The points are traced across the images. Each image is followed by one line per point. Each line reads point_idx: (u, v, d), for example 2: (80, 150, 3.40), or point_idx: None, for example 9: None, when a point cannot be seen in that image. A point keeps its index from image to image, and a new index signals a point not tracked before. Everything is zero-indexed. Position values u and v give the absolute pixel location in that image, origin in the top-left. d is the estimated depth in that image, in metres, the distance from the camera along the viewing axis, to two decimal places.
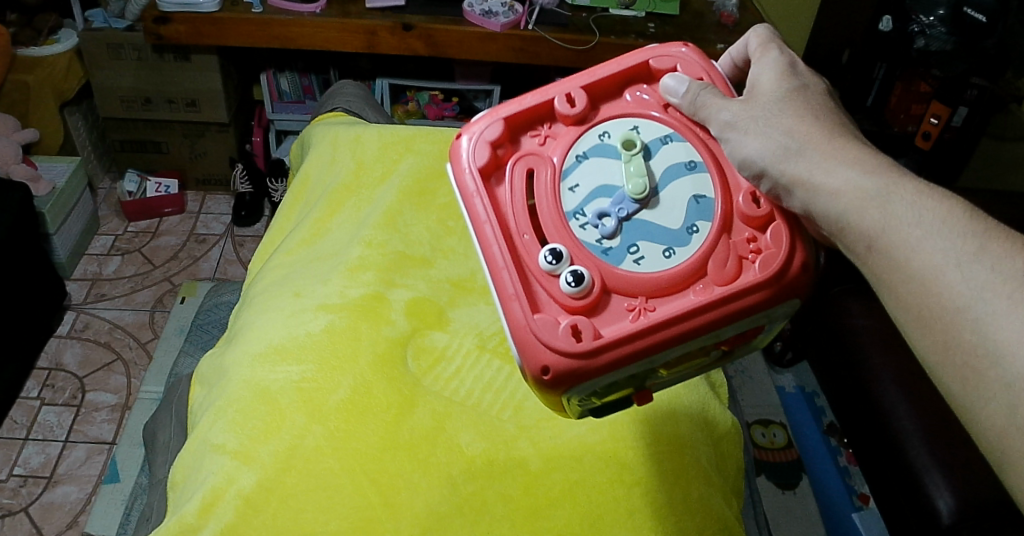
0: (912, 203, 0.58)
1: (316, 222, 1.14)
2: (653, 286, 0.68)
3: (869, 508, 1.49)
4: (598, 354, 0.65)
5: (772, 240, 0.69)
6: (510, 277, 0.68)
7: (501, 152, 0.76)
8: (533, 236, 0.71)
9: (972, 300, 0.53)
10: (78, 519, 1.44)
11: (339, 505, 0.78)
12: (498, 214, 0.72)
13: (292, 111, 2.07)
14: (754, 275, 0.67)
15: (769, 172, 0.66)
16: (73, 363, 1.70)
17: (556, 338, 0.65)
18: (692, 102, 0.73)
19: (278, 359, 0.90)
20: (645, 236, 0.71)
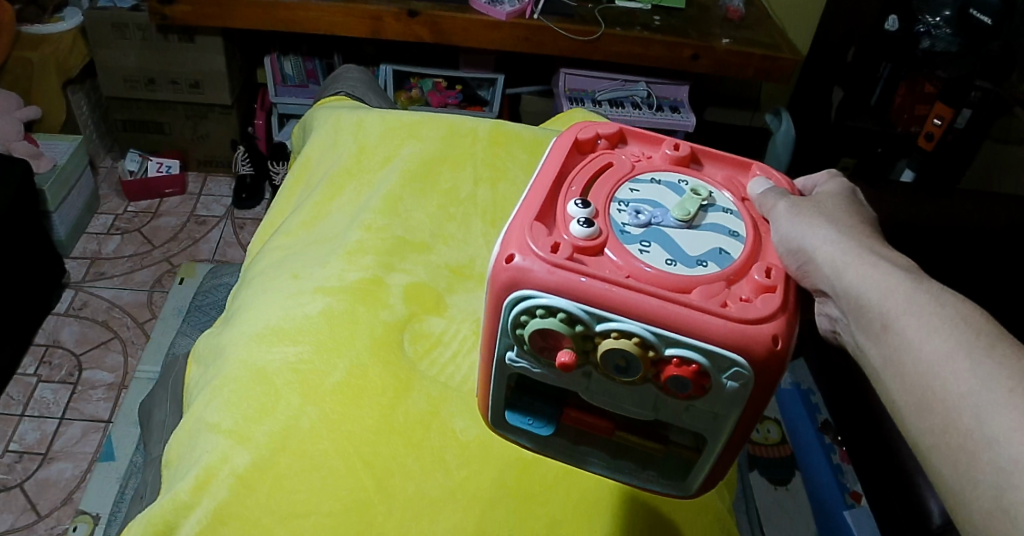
0: (935, 294, 0.59)
1: (316, 205, 1.14)
2: (642, 269, 0.64)
3: (861, 506, 1.44)
4: (561, 269, 0.62)
5: (766, 305, 0.63)
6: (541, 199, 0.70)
7: (603, 142, 0.80)
8: (577, 193, 0.72)
9: (976, 387, 0.53)
10: (73, 496, 1.45)
11: (334, 487, 0.79)
12: (565, 169, 0.75)
13: (296, 95, 2.06)
14: (730, 311, 0.61)
15: (806, 253, 0.67)
16: (71, 340, 1.70)
17: (537, 241, 0.64)
18: (763, 194, 0.75)
19: (276, 340, 0.90)
20: (663, 243, 0.68)
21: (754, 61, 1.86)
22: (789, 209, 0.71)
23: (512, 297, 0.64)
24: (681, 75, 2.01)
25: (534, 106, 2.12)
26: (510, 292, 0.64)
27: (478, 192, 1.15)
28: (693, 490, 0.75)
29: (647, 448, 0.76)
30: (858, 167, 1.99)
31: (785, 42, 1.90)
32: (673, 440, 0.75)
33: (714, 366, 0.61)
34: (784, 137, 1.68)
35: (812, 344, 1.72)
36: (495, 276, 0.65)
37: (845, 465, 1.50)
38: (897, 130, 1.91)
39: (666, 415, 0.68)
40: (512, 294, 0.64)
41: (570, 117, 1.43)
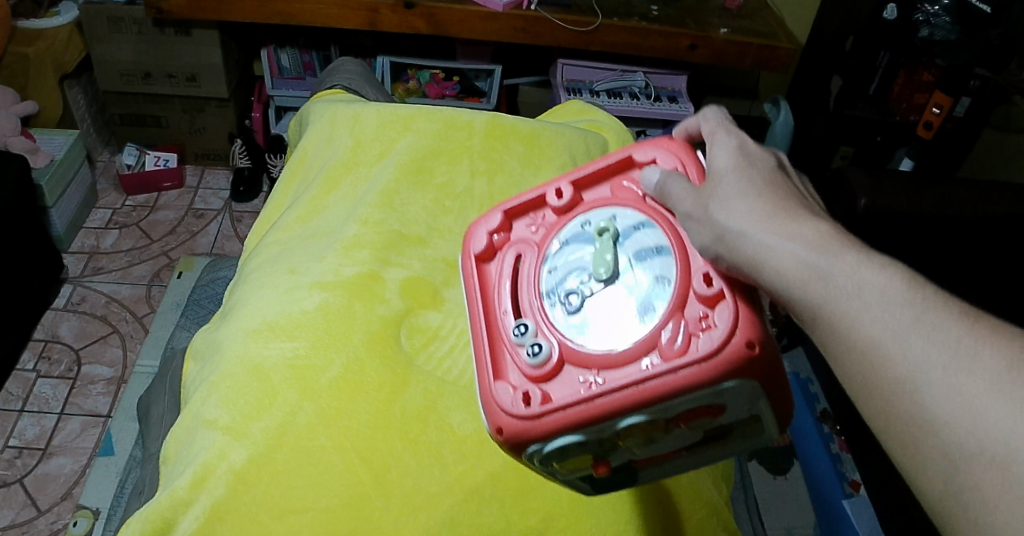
0: (852, 273, 0.53)
1: (313, 199, 1.14)
2: (601, 359, 0.63)
3: (860, 495, 1.50)
4: (545, 417, 0.63)
5: (722, 318, 0.59)
6: (490, 349, 0.69)
7: (498, 237, 0.76)
8: (511, 312, 0.71)
9: (911, 372, 0.49)
10: (73, 491, 1.45)
11: (329, 482, 0.79)
12: (492, 291, 0.74)
13: (293, 87, 2.05)
14: (696, 352, 0.58)
15: (723, 257, 0.60)
16: (70, 335, 1.71)
17: (509, 403, 0.65)
18: (662, 190, 0.67)
19: (272, 336, 0.90)
20: (604, 315, 0.65)
21: (753, 51, 1.86)
22: (690, 216, 0.63)
23: (534, 457, 0.65)
24: (679, 65, 2.00)
25: (531, 97, 2.08)
26: (529, 455, 0.65)
27: (475, 185, 1.15)
28: (778, 434, 0.67)
29: (716, 447, 0.67)
30: (857, 156, 2.04)
31: (783, 31, 1.90)
32: (736, 430, 0.65)
33: (716, 398, 0.60)
34: (782, 124, 1.88)
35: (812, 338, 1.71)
36: (511, 449, 0.66)
37: (844, 454, 1.57)
38: (895, 119, 1.92)
39: (711, 427, 0.64)
40: (530, 456, 0.65)
41: (569, 107, 1.43)
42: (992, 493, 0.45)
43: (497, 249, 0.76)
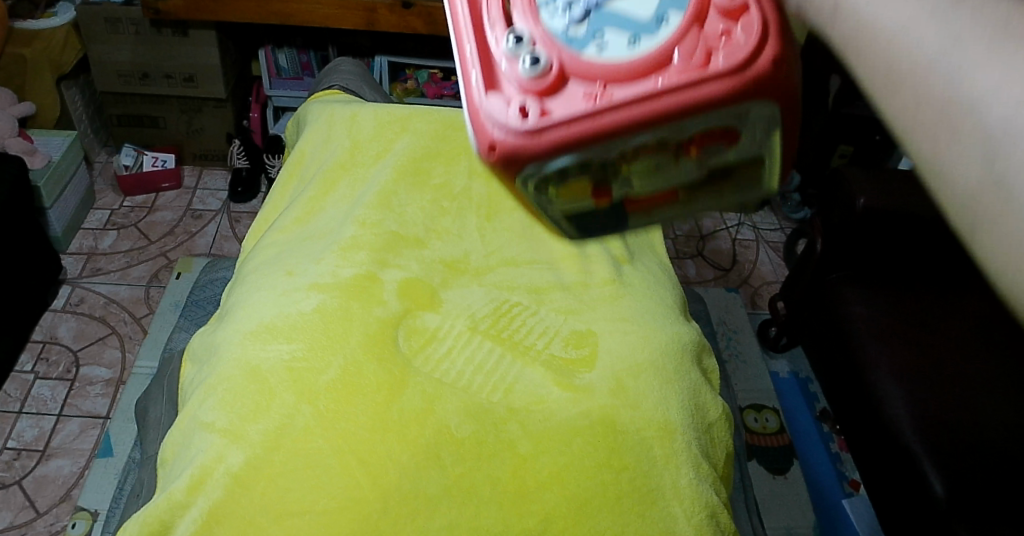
0: None
1: (309, 201, 1.14)
2: (613, 70, 0.48)
3: (859, 494, 1.54)
4: (546, 130, 0.47)
5: (747, 30, 0.48)
6: (481, 63, 0.52)
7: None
8: (498, 22, 0.53)
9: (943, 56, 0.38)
10: (72, 493, 1.45)
11: (327, 484, 0.78)
12: (472, 2, 0.55)
13: (291, 88, 2.07)
14: (719, 64, 0.46)
15: None
16: (68, 337, 1.70)
17: (501, 114, 0.48)
18: None
19: (269, 338, 0.90)
20: (617, 25, 0.50)
21: None
22: None
23: (526, 182, 0.49)
24: None
25: None
26: (519, 178, 0.49)
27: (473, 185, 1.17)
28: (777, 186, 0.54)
29: (714, 198, 0.52)
30: (857, 154, 2.10)
31: None
32: (739, 173, 0.52)
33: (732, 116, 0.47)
34: None
35: (805, 332, 1.70)
36: (492, 172, 0.50)
37: (843, 453, 1.61)
38: None
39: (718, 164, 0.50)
40: (523, 180, 0.49)
41: None
42: None
43: None
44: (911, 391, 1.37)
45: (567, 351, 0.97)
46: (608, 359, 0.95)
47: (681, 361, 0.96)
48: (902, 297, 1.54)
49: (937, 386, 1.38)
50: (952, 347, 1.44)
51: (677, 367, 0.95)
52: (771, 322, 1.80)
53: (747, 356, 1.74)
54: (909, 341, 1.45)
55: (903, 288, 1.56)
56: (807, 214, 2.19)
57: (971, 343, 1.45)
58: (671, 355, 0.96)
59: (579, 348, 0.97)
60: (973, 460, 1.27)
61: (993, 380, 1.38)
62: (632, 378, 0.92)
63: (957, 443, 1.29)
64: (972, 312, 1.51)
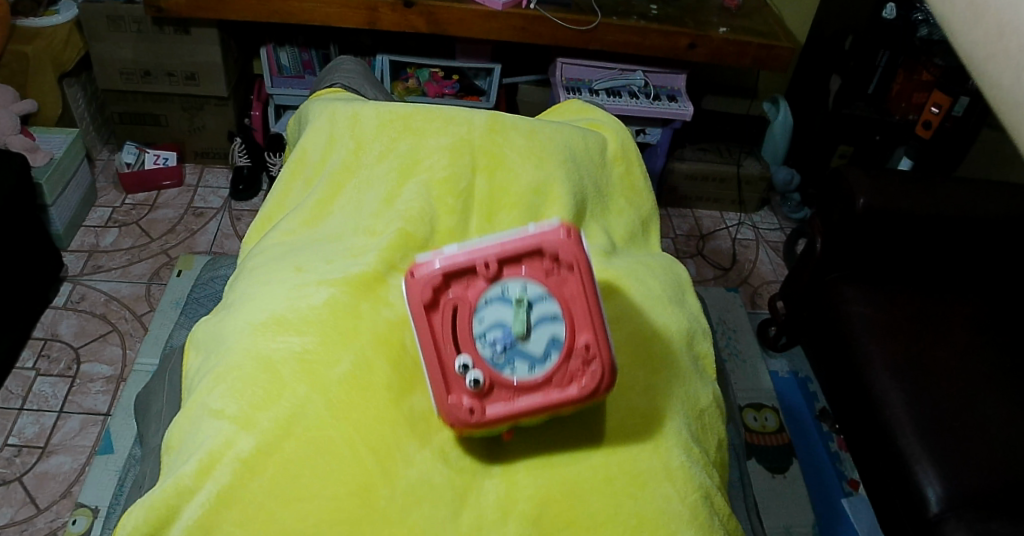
0: None
1: (318, 202, 1.14)
2: (520, 388, 0.75)
3: (858, 493, 1.54)
4: (490, 413, 0.74)
5: (597, 371, 0.75)
6: (436, 375, 0.74)
7: (438, 286, 0.75)
8: (449, 347, 0.74)
9: None
10: (72, 489, 1.45)
11: (338, 472, 0.79)
12: (432, 323, 0.75)
13: (292, 86, 2.05)
14: (575, 388, 0.75)
15: None
16: (69, 334, 1.70)
17: (457, 411, 0.74)
18: None
19: (279, 329, 0.90)
20: (522, 353, 0.76)
21: (752, 50, 1.86)
22: None
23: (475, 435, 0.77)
24: (679, 64, 2.00)
25: (531, 96, 2.09)
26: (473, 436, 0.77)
27: (476, 181, 1.14)
28: None
29: None
30: (857, 154, 2.09)
31: (781, 31, 1.91)
32: None
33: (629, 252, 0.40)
34: (781, 126, 2.14)
35: (805, 334, 1.69)
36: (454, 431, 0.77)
37: (842, 452, 1.61)
38: (893, 118, 1.98)
39: None
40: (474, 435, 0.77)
41: (569, 107, 1.43)
42: None
43: (439, 301, 0.75)
44: (910, 390, 1.37)
45: None
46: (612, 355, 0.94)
47: (680, 351, 0.99)
48: (901, 295, 1.54)
49: (936, 384, 1.38)
50: (952, 346, 1.44)
51: (668, 355, 0.97)
52: (771, 321, 1.81)
53: (745, 354, 1.76)
54: (909, 339, 1.46)
55: (902, 287, 1.56)
56: (807, 214, 2.21)
57: (971, 342, 1.45)
58: (662, 344, 0.98)
59: None
60: (972, 459, 1.28)
61: (992, 379, 1.39)
62: (624, 371, 0.93)
63: (956, 441, 1.30)
64: (972, 311, 1.52)
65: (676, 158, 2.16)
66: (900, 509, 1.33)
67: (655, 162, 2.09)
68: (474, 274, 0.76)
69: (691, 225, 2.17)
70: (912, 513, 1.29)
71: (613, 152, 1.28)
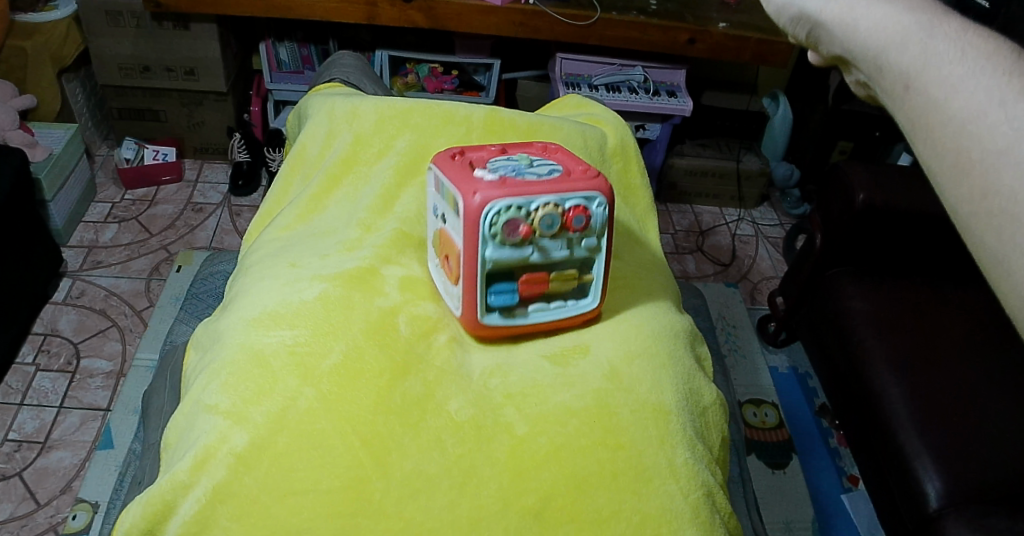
0: (954, 36, 0.58)
1: (314, 193, 1.14)
2: (530, 181, 0.89)
3: (857, 490, 1.54)
4: (503, 192, 0.87)
5: (590, 176, 0.92)
6: (459, 177, 0.90)
7: (458, 149, 0.97)
8: (469, 167, 0.92)
9: (977, 96, 0.55)
10: (73, 484, 1.45)
11: (330, 464, 0.79)
12: (452, 158, 0.94)
13: (292, 81, 2.05)
14: (576, 184, 0.91)
15: (813, 19, 0.66)
16: (69, 329, 1.70)
17: (477, 185, 0.87)
18: None
19: (273, 324, 0.90)
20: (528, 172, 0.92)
21: (751, 45, 1.87)
22: None
23: (491, 223, 0.86)
24: (678, 59, 2.00)
25: (529, 91, 2.08)
26: (490, 218, 0.86)
27: None
28: None
29: None
30: (856, 150, 2.11)
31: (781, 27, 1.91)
32: None
33: None
34: (781, 119, 2.10)
35: (805, 328, 1.69)
36: (472, 220, 0.86)
37: (841, 448, 1.61)
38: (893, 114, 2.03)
39: None
40: (490, 221, 0.86)
41: (568, 102, 1.43)
42: None
43: (458, 153, 0.96)
44: (909, 386, 1.37)
45: (563, 337, 0.98)
46: (600, 348, 0.95)
47: (674, 344, 0.97)
48: (901, 291, 1.54)
49: (937, 381, 1.37)
50: (952, 341, 1.44)
51: (670, 351, 0.96)
52: (770, 317, 1.81)
53: (745, 349, 1.76)
54: (908, 334, 1.45)
55: (901, 282, 1.56)
56: (806, 210, 2.22)
57: (970, 338, 1.45)
58: (665, 341, 0.97)
59: (571, 338, 0.97)
60: (972, 454, 1.27)
61: (993, 374, 1.38)
62: (626, 364, 0.92)
63: (957, 437, 1.29)
64: (972, 306, 1.51)
65: (675, 154, 2.16)
66: (902, 504, 1.33)
67: (655, 157, 2.09)
68: (486, 149, 0.99)
69: (691, 221, 2.17)
70: (912, 509, 1.29)
71: (613, 146, 1.27)
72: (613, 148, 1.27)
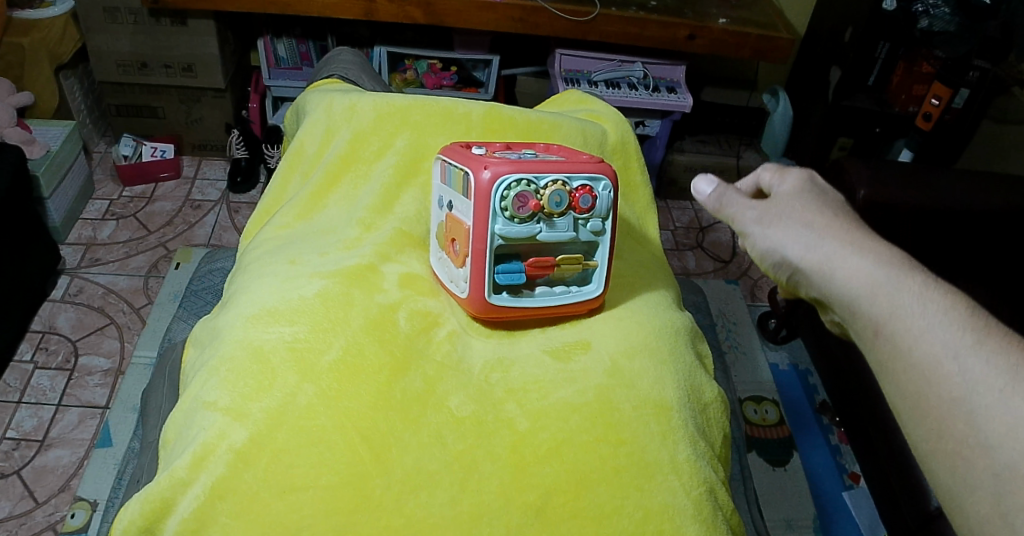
0: (917, 293, 0.66)
1: (312, 191, 1.14)
2: (537, 160, 0.95)
3: (859, 487, 1.53)
4: (514, 165, 0.91)
5: (594, 159, 0.98)
6: (470, 157, 0.95)
7: (466, 143, 1.03)
8: (479, 151, 0.98)
9: (943, 349, 0.62)
10: (71, 483, 1.44)
11: (330, 460, 0.79)
12: (463, 147, 1.00)
13: (290, 77, 2.05)
14: (582, 164, 0.96)
15: (792, 263, 0.76)
16: (67, 327, 1.70)
17: (489, 161, 0.92)
18: (719, 199, 0.85)
19: (272, 320, 0.89)
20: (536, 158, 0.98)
21: (752, 41, 1.86)
22: (759, 222, 0.80)
23: (502, 193, 0.90)
24: (678, 55, 1.99)
25: (529, 87, 2.07)
26: (501, 188, 0.90)
27: None
28: None
29: None
30: (857, 146, 2.12)
31: (781, 23, 1.91)
32: None
33: None
34: (781, 117, 2.11)
35: (807, 325, 1.68)
36: (484, 190, 0.90)
37: (843, 446, 1.60)
38: (894, 110, 2.00)
39: None
40: (502, 191, 0.90)
41: (568, 97, 1.42)
42: (1002, 436, 0.58)
43: (467, 145, 1.02)
44: None
45: (564, 331, 0.98)
46: (601, 344, 0.94)
47: (675, 340, 0.96)
48: None
49: None
50: None
51: (672, 348, 0.95)
52: (771, 314, 1.80)
53: (745, 346, 1.75)
54: None
55: None
56: None
57: None
58: (666, 338, 0.96)
59: (570, 335, 0.96)
60: None
61: None
62: (628, 360, 0.91)
63: None
64: None
65: (676, 150, 2.15)
66: (902, 503, 1.33)
67: (655, 154, 2.08)
68: (492, 145, 1.05)
69: (691, 217, 2.17)
70: (912, 508, 1.28)
71: (612, 143, 1.27)
72: (613, 144, 1.26)
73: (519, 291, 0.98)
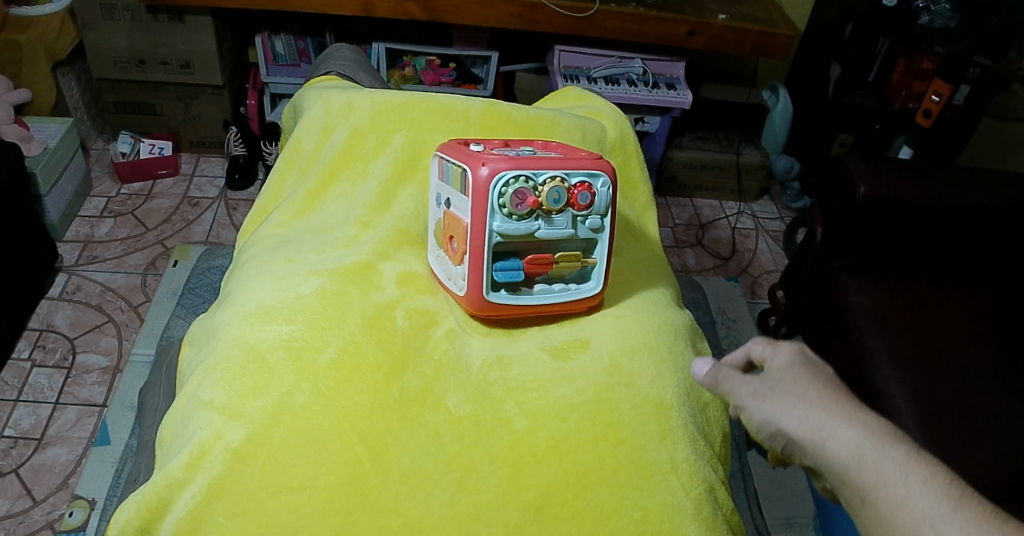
0: (901, 462, 0.63)
1: (309, 190, 1.13)
2: (535, 156, 0.94)
3: None
4: (512, 161, 0.91)
5: (594, 156, 0.97)
6: (467, 154, 0.94)
7: (463, 141, 1.02)
8: (476, 148, 0.97)
9: (926, 519, 0.61)
10: (68, 481, 1.44)
11: (327, 460, 0.78)
12: (461, 144, 0.99)
13: (287, 74, 2.04)
14: (581, 160, 0.95)
15: (785, 436, 0.69)
16: (65, 325, 1.69)
17: (487, 157, 0.92)
18: (715, 376, 0.76)
19: (268, 319, 0.89)
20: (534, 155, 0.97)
21: (752, 37, 1.85)
22: (753, 393, 0.72)
23: (501, 189, 0.90)
24: (678, 51, 1.99)
25: (529, 84, 2.05)
26: (498, 185, 0.90)
27: None
28: None
29: None
30: (857, 143, 2.09)
31: (781, 19, 1.90)
32: None
33: None
34: (781, 113, 2.10)
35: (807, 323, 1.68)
36: (482, 186, 0.89)
37: None
38: (894, 107, 2.00)
39: None
40: (500, 187, 0.90)
41: (567, 94, 1.42)
42: None
43: (465, 142, 1.01)
44: (911, 383, 1.35)
45: (563, 329, 0.97)
46: (600, 342, 0.93)
47: (675, 339, 0.96)
48: (902, 286, 1.52)
49: (941, 378, 1.36)
50: (954, 336, 1.43)
51: (671, 346, 0.95)
52: (771, 311, 1.79)
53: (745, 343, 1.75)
54: (907, 329, 1.44)
55: (903, 277, 1.54)
56: (807, 203, 2.20)
57: (977, 336, 1.43)
58: (665, 336, 0.95)
59: (569, 333, 0.96)
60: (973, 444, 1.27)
61: (994, 371, 1.37)
62: (627, 359, 0.91)
63: (959, 430, 1.28)
64: (974, 303, 1.49)
65: (675, 147, 2.15)
66: None
67: (655, 150, 2.08)
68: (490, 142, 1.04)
69: (690, 214, 2.16)
70: None
71: (611, 139, 1.26)
72: (612, 141, 1.25)
73: (518, 288, 0.98)
